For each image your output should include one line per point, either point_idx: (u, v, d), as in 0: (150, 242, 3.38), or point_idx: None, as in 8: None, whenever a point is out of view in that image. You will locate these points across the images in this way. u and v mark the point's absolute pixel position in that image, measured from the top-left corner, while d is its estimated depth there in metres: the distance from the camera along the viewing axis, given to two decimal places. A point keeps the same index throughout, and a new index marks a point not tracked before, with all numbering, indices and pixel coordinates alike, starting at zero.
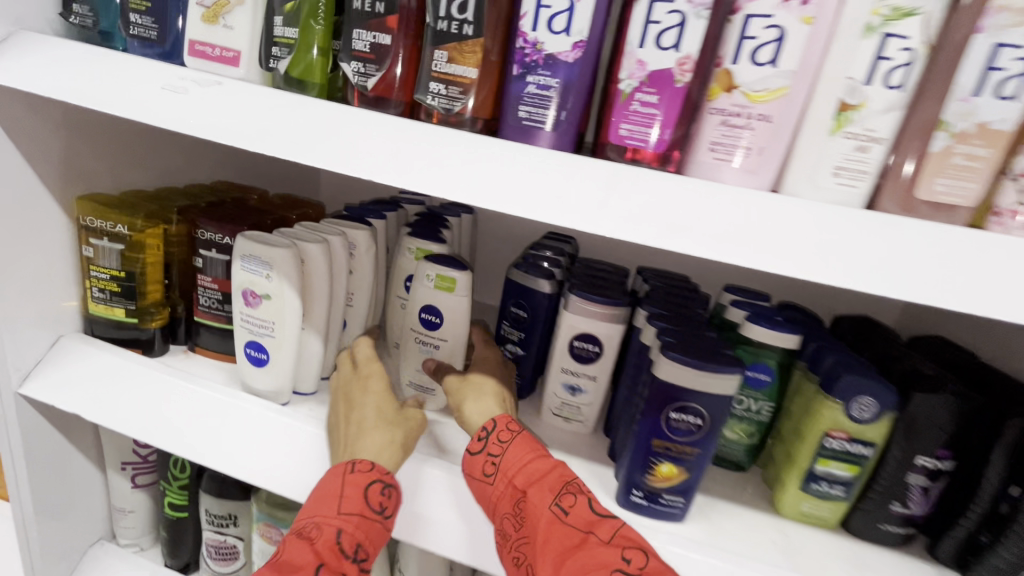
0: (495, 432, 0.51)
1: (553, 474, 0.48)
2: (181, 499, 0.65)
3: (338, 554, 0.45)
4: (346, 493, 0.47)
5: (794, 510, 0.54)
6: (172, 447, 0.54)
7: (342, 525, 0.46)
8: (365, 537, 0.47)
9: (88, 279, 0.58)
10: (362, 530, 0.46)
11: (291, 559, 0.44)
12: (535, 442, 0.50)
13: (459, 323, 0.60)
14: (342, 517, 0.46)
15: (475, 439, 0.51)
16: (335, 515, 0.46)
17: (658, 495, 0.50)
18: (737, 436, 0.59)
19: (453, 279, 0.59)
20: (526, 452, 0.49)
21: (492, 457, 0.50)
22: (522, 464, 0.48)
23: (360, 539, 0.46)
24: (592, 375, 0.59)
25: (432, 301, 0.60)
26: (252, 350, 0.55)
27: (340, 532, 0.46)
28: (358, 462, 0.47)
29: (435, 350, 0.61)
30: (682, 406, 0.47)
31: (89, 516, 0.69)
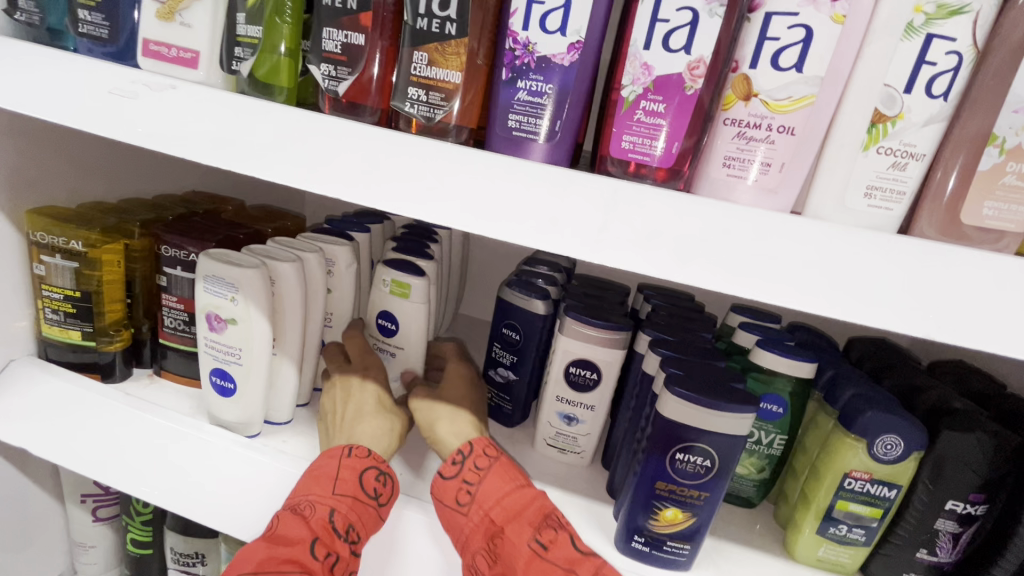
0: (472, 456, 0.46)
1: (533, 507, 0.44)
2: (145, 535, 0.60)
3: (332, 533, 0.42)
4: (342, 473, 0.44)
5: (810, 558, 0.49)
6: (129, 488, 0.50)
7: (338, 501, 0.43)
8: (360, 520, 0.43)
9: (40, 299, 0.54)
10: (356, 512, 0.43)
11: (285, 534, 0.41)
12: (517, 470, 0.46)
13: (416, 332, 0.56)
14: (336, 496, 0.43)
15: (449, 461, 0.47)
16: (328, 494, 0.43)
17: (662, 541, 0.45)
18: (747, 471, 0.54)
19: (409, 285, 0.55)
20: (505, 482, 0.45)
21: (467, 484, 0.45)
22: (498, 494, 0.44)
23: (355, 518, 0.43)
24: (589, 404, 0.55)
25: (387, 307, 0.56)
26: (217, 379, 0.50)
27: (336, 509, 0.42)
28: (357, 446, 0.46)
29: (393, 359, 0.58)
30: (688, 446, 0.42)
31: (46, 553, 0.64)
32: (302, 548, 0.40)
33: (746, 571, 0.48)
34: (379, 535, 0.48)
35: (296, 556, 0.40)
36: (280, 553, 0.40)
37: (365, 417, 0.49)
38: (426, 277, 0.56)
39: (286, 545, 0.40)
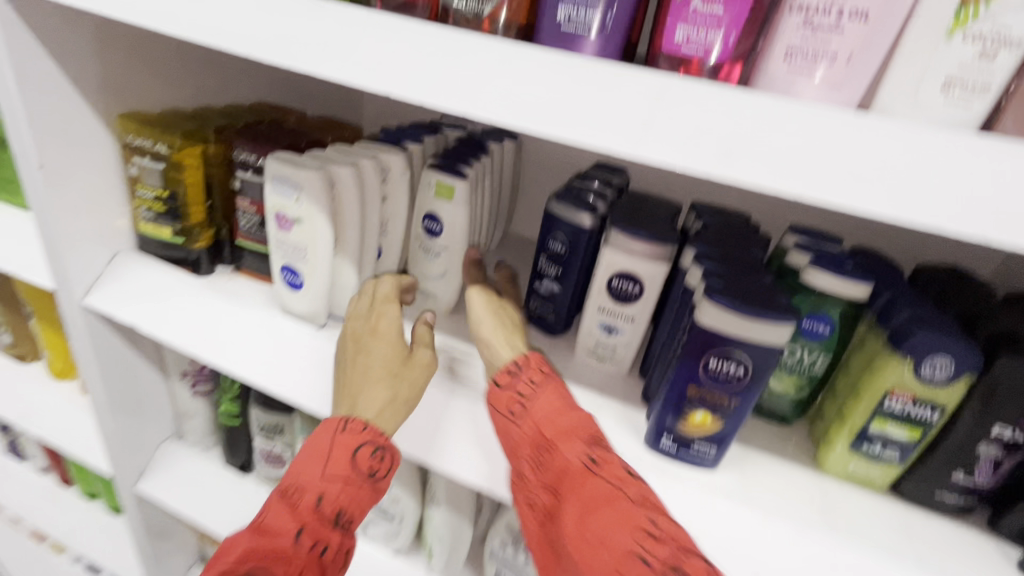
0: (526, 372, 0.48)
1: (582, 427, 0.44)
2: (234, 409, 0.70)
3: (320, 519, 0.46)
4: (333, 457, 0.47)
5: (839, 472, 0.51)
6: (221, 364, 0.58)
7: (327, 488, 0.47)
8: (349, 500, 0.48)
9: (137, 199, 0.60)
10: (346, 494, 0.48)
11: (273, 525, 0.45)
12: (568, 396, 0.47)
13: (459, 232, 0.59)
14: (324, 484, 0.47)
15: (505, 371, 0.49)
16: (317, 481, 0.47)
17: (689, 442, 0.48)
18: (785, 388, 0.55)
19: (452, 187, 0.57)
20: (557, 402, 0.46)
21: (520, 397, 0.47)
22: (554, 413, 0.45)
23: (343, 501, 0.47)
24: (630, 316, 0.56)
25: (432, 210, 0.59)
26: (287, 274, 0.55)
27: (324, 492, 0.46)
28: (353, 420, 0.48)
29: (438, 259, 0.61)
30: (721, 354, 0.43)
31: (157, 418, 0.76)
32: (287, 539, 0.45)
33: (771, 477, 0.50)
34: (430, 418, 0.54)
35: (283, 546, 0.45)
36: (266, 543, 0.44)
37: (390, 382, 0.49)
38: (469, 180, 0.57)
39: (273, 535, 0.45)
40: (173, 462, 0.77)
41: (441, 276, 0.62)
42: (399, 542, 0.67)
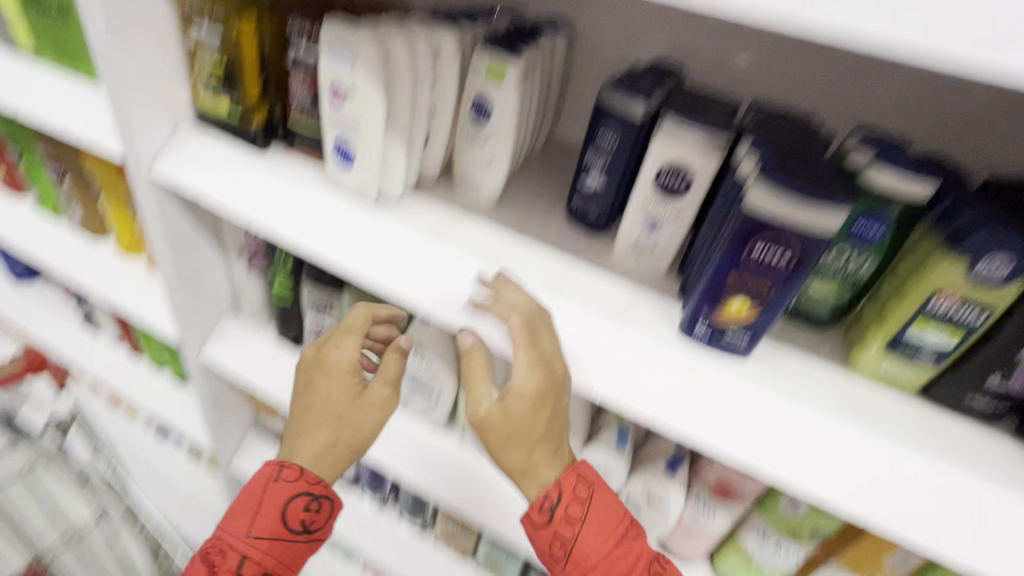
0: (564, 506, 0.51)
1: (637, 565, 0.51)
2: (286, 288, 0.74)
3: None
4: (259, 510, 0.58)
5: (869, 373, 0.51)
6: (278, 237, 0.61)
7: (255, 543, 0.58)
8: (280, 553, 0.59)
9: (196, 68, 0.61)
10: (272, 547, 0.59)
11: None
12: (602, 505, 0.52)
13: (508, 118, 0.58)
14: (248, 542, 0.58)
15: (541, 511, 0.51)
16: (242, 537, 0.58)
17: (723, 330, 0.49)
18: (823, 294, 0.54)
19: (504, 68, 0.55)
20: (606, 539, 0.51)
21: (563, 535, 0.51)
22: (607, 519, 0.51)
23: (271, 556, 0.59)
24: (676, 211, 0.56)
25: (482, 94, 0.58)
26: (341, 150, 0.57)
27: (250, 547, 0.58)
28: (286, 468, 0.58)
29: (484, 147, 0.61)
30: (766, 239, 0.43)
31: (216, 294, 0.81)
32: None
33: (801, 373, 0.51)
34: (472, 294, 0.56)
35: None
36: None
37: (336, 433, 0.58)
38: (523, 64, 0.56)
39: None
40: (231, 336, 0.83)
41: (487, 165, 0.61)
42: (436, 417, 0.73)
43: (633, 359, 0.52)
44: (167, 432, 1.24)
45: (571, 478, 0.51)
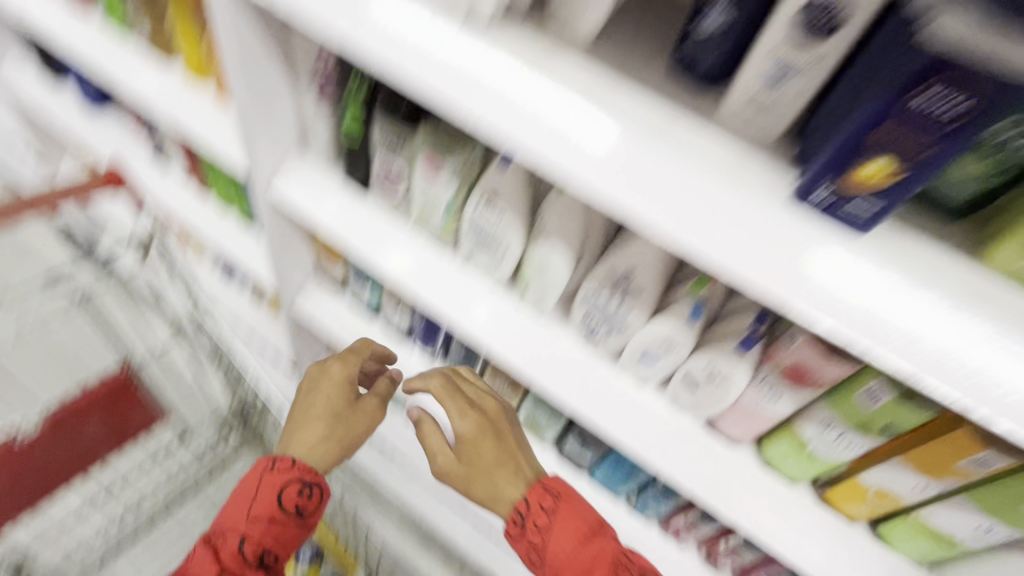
0: (531, 515, 0.69)
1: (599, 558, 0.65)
2: (356, 126, 0.71)
3: (240, 559, 0.67)
4: (260, 489, 0.70)
5: (1001, 271, 0.45)
6: (359, 54, 0.55)
7: (253, 525, 0.68)
8: (276, 533, 0.70)
9: None
10: (266, 534, 0.69)
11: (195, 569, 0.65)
12: (569, 512, 0.68)
13: None
14: (247, 522, 0.68)
15: (513, 523, 0.71)
16: (240, 521, 0.68)
17: (849, 198, 0.43)
18: (976, 174, 0.43)
19: None
20: (570, 537, 0.66)
21: (535, 531, 0.68)
22: (575, 524, 0.67)
23: (266, 536, 0.69)
24: (817, 57, 0.45)
25: None
26: None
27: (248, 528, 0.68)
28: (280, 459, 0.73)
29: None
30: (938, 84, 0.35)
31: (282, 133, 0.76)
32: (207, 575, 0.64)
33: (926, 258, 0.46)
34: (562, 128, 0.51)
35: None
36: None
37: (329, 432, 0.80)
38: None
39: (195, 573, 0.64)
40: (294, 175, 0.80)
41: None
42: (500, 275, 0.72)
43: (731, 218, 0.47)
44: (231, 273, 1.30)
45: (538, 492, 0.71)
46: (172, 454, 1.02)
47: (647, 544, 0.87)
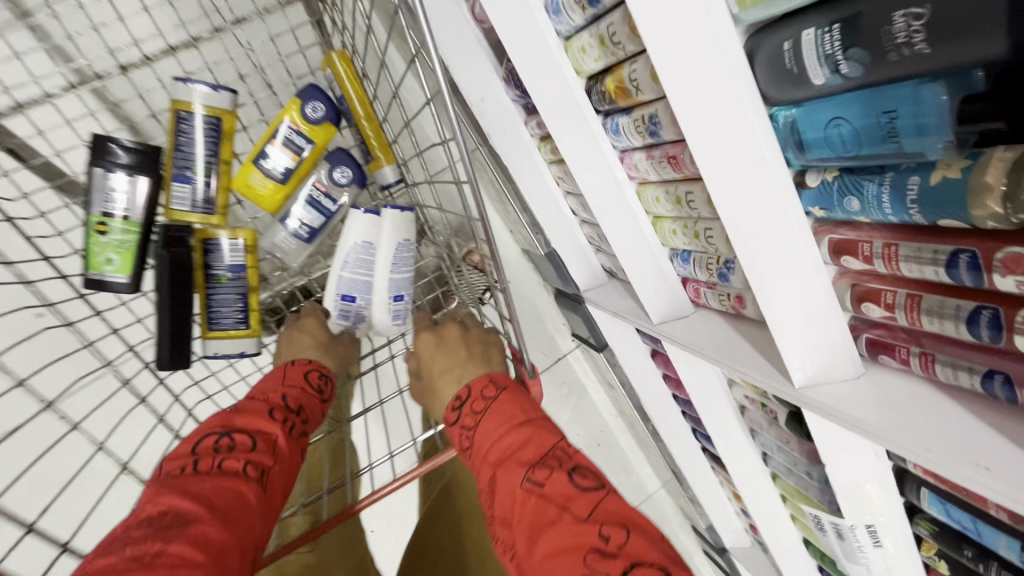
0: (469, 400, 0.67)
1: (526, 449, 0.60)
2: None
3: (284, 408, 0.76)
4: (290, 373, 0.83)
5: None
6: None
7: (290, 387, 0.81)
8: (304, 399, 0.80)
9: None
10: (302, 394, 0.81)
11: (246, 407, 0.73)
12: (493, 423, 0.63)
13: None
14: (285, 386, 0.80)
15: (451, 407, 0.68)
16: (278, 386, 0.79)
17: None
18: None
19: None
20: (496, 429, 0.63)
21: (466, 429, 0.65)
22: (507, 414, 0.63)
23: (301, 397, 0.80)
24: None
25: None
26: None
27: (279, 392, 0.78)
28: (298, 359, 0.87)
29: None
30: None
31: None
32: (258, 411, 0.73)
33: None
34: None
35: (257, 420, 0.71)
36: (237, 415, 0.71)
37: (324, 350, 0.90)
38: None
39: (245, 411, 0.73)
40: None
41: None
42: None
43: None
44: None
45: (482, 381, 0.68)
46: None
47: (774, 218, 0.57)
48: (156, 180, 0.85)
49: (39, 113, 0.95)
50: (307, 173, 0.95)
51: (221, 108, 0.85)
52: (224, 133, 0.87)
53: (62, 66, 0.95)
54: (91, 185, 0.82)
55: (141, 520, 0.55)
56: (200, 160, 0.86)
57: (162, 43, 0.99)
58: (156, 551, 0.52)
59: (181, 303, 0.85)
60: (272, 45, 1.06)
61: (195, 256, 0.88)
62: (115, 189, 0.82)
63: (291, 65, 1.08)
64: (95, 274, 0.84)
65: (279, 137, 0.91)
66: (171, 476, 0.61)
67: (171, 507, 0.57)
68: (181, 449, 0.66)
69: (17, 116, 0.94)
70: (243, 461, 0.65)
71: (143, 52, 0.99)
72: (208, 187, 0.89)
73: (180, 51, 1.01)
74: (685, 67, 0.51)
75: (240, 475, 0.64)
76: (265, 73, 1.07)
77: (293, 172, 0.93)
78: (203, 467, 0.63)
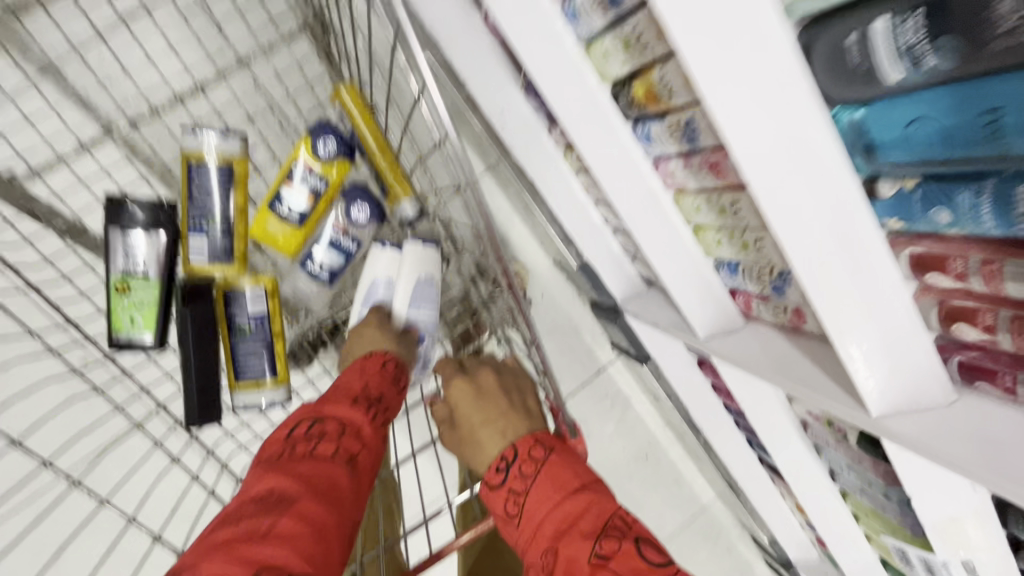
0: (515, 463, 0.61)
1: (588, 519, 0.54)
2: None
3: (367, 397, 0.69)
4: (367, 360, 0.76)
5: None
6: None
7: (371, 374, 0.73)
8: (386, 388, 0.73)
9: None
10: (384, 383, 0.73)
11: (327, 403, 0.65)
12: (552, 482, 0.57)
13: None
14: (366, 375, 0.72)
15: (494, 471, 0.61)
16: (359, 373, 0.73)
17: None
18: None
19: None
20: (544, 493, 0.57)
21: (510, 497, 0.59)
22: (561, 477, 0.58)
23: (382, 385, 0.72)
24: None
25: None
26: None
27: (360, 377, 0.72)
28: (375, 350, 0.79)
29: None
30: None
31: None
32: (342, 399, 0.66)
33: None
34: None
35: (342, 408, 0.65)
36: (322, 405, 0.65)
37: (399, 342, 0.84)
38: None
39: (327, 401, 0.66)
40: None
41: None
42: None
43: None
44: None
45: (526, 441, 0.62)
46: None
47: (852, 233, 0.49)
48: (173, 237, 0.86)
49: (55, 177, 0.97)
50: (325, 212, 0.93)
51: (233, 154, 0.84)
52: (239, 180, 0.86)
53: (73, 129, 0.97)
54: (110, 246, 0.84)
55: (246, 505, 0.52)
56: (217, 212, 0.86)
57: (169, 92, 1.00)
58: (267, 527, 0.50)
59: (203, 357, 0.87)
60: (279, 83, 1.04)
61: (217, 309, 0.88)
62: (136, 246, 0.85)
63: (301, 102, 1.05)
64: (121, 334, 0.87)
65: (295, 177, 0.90)
66: (271, 460, 0.57)
67: (277, 487, 0.54)
68: (272, 436, 0.62)
69: (36, 181, 0.96)
70: (335, 446, 0.60)
71: (149, 102, 0.99)
72: (226, 235, 0.87)
73: (188, 100, 1.01)
74: (720, 49, 0.43)
75: (331, 458, 0.59)
76: (277, 109, 1.05)
77: (308, 215, 0.92)
78: (299, 452, 0.58)
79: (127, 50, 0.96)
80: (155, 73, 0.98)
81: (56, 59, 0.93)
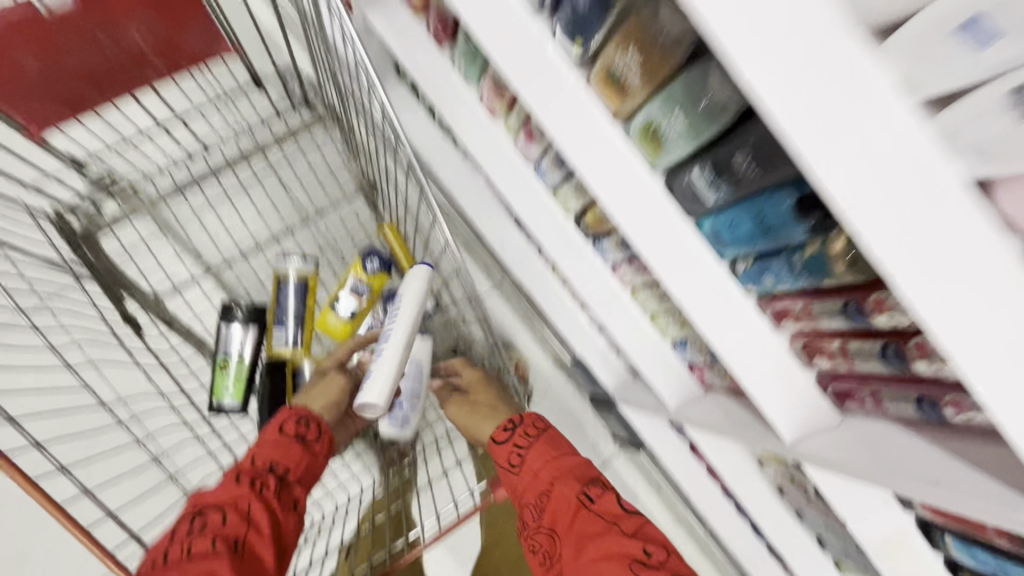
0: (519, 428, 0.81)
1: (576, 470, 0.73)
2: None
3: (253, 471, 0.78)
4: (267, 435, 0.85)
5: None
6: None
7: (266, 446, 0.82)
8: (283, 452, 0.82)
9: None
10: (279, 450, 0.82)
11: (207, 497, 0.73)
12: (550, 445, 0.77)
13: None
14: (258, 450, 0.81)
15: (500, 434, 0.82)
16: (253, 451, 0.81)
17: None
18: None
19: None
20: (544, 453, 0.76)
21: (514, 450, 0.79)
22: (556, 445, 0.77)
23: (275, 452, 0.81)
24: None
25: None
26: None
27: (252, 455, 0.81)
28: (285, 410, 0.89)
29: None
30: None
31: None
32: (229, 486, 0.74)
33: None
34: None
35: (227, 493, 0.73)
36: (205, 499, 0.73)
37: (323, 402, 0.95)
38: None
39: (208, 495, 0.73)
40: None
41: None
42: None
43: None
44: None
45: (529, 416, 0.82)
46: (241, 97, 1.26)
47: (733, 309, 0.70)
48: (262, 332, 1.14)
49: (188, 292, 1.26)
50: (369, 311, 1.19)
51: (308, 273, 1.12)
52: (309, 291, 1.13)
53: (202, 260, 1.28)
54: (217, 337, 1.12)
55: None
56: (294, 312, 1.10)
57: (269, 232, 1.32)
58: None
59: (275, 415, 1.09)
60: (342, 226, 1.34)
61: (287, 381, 1.11)
62: (233, 336, 1.12)
63: (355, 237, 1.35)
64: (216, 401, 1.10)
65: (347, 288, 1.17)
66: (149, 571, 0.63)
67: None
68: (159, 546, 0.68)
69: (174, 296, 1.25)
70: (211, 538, 0.66)
71: (255, 241, 1.31)
72: (297, 329, 1.11)
73: (280, 237, 1.32)
74: (632, 196, 0.67)
75: (210, 553, 0.64)
76: (336, 245, 1.35)
77: (357, 313, 1.17)
78: (176, 555, 0.64)
79: (246, 208, 1.31)
80: (262, 222, 1.32)
81: (197, 208, 1.28)
